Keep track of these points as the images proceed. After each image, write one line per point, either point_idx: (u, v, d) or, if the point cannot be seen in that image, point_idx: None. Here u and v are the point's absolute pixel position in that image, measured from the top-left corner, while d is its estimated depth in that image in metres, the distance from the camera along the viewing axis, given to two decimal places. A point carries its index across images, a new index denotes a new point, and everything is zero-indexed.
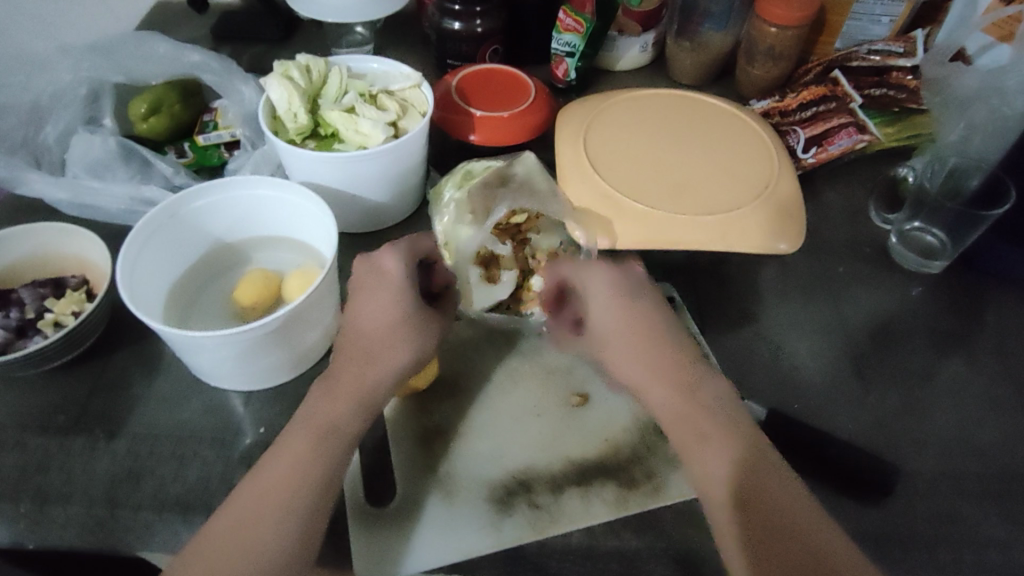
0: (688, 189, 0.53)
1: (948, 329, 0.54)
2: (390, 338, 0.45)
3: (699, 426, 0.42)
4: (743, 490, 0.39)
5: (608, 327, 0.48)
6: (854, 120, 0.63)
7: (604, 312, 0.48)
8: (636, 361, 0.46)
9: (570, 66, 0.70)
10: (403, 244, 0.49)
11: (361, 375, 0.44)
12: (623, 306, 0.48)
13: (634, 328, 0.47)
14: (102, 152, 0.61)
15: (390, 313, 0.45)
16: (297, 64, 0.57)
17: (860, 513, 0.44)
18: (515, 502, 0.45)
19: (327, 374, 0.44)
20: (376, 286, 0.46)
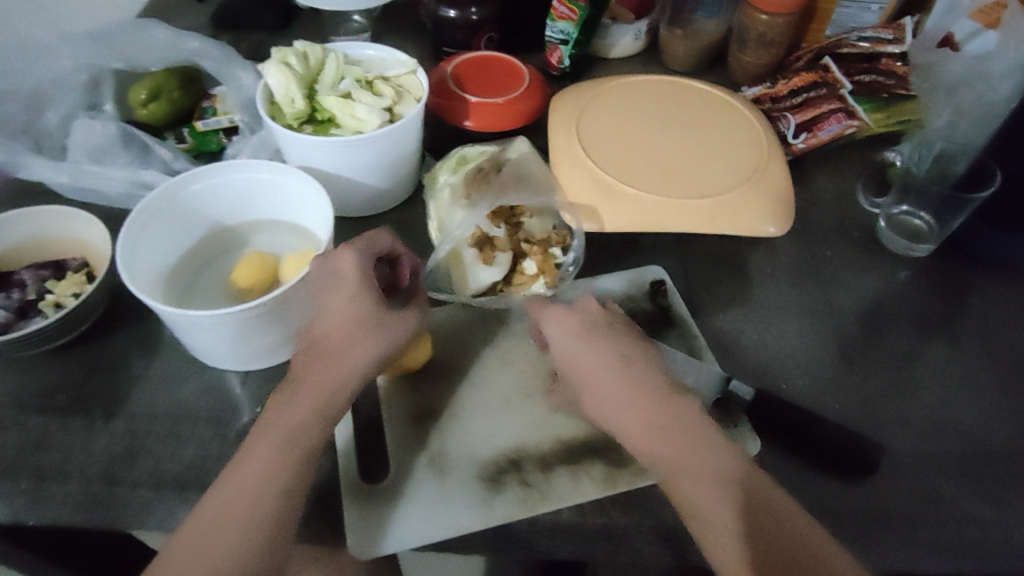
0: (680, 173, 0.54)
1: (934, 313, 0.55)
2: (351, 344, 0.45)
3: (676, 454, 0.41)
4: (720, 525, 0.38)
5: (584, 367, 0.46)
6: (844, 106, 0.63)
7: (581, 358, 0.46)
8: (611, 400, 0.44)
9: (564, 53, 0.71)
10: (360, 246, 0.47)
11: (326, 372, 0.44)
12: (598, 349, 0.46)
13: (605, 370, 0.45)
14: (103, 136, 0.62)
15: (353, 312, 0.45)
16: (294, 50, 0.58)
17: (843, 492, 0.45)
18: (506, 480, 0.46)
19: (308, 359, 0.45)
20: (334, 290, 0.45)
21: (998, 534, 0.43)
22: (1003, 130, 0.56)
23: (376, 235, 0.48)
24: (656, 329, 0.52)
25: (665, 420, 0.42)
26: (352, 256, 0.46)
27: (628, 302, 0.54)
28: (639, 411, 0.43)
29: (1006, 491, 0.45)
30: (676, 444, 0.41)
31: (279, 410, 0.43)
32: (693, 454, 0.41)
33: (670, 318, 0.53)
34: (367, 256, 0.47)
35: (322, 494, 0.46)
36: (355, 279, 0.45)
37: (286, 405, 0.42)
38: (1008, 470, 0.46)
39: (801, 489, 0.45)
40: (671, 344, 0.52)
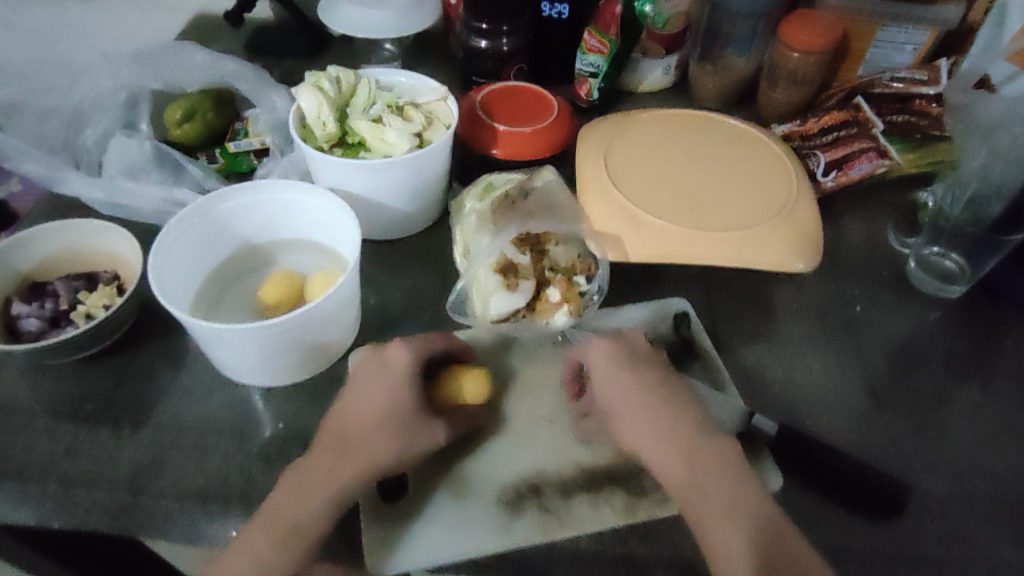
0: (708, 206, 0.54)
1: (965, 354, 0.54)
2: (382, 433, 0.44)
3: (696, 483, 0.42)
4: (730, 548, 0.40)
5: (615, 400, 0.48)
6: (875, 145, 0.63)
7: (611, 389, 0.48)
8: (643, 424, 0.46)
9: (593, 86, 0.72)
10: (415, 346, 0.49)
11: (362, 446, 0.44)
12: (628, 381, 0.48)
13: (646, 395, 0.47)
14: (138, 154, 0.63)
15: (395, 394, 0.46)
16: (327, 74, 0.59)
17: (873, 533, 0.43)
18: (526, 505, 0.45)
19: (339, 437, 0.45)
20: (378, 378, 0.47)
21: None
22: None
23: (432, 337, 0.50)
24: (678, 361, 0.52)
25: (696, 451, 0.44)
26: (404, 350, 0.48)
27: (652, 333, 0.53)
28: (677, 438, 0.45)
29: None
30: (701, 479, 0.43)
31: (313, 478, 0.43)
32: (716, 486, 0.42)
33: (695, 350, 0.53)
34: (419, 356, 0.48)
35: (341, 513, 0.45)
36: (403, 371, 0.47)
37: (330, 455, 0.44)
38: None
39: (830, 528, 0.43)
40: (695, 376, 0.51)
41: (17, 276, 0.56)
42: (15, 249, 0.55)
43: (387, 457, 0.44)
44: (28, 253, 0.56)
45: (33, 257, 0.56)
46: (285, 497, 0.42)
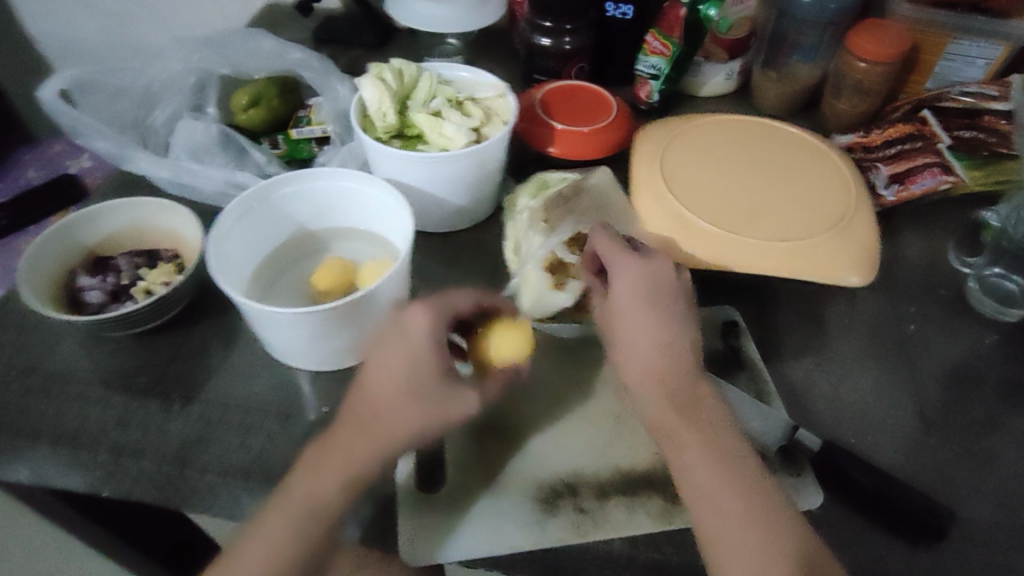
0: (762, 214, 0.53)
1: (1021, 381, 0.52)
2: (393, 407, 0.42)
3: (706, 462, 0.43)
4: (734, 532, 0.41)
5: (636, 335, 0.46)
6: (940, 161, 0.62)
7: (633, 318, 0.46)
8: (657, 402, 0.45)
9: (653, 88, 0.72)
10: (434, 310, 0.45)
11: (374, 399, 0.43)
12: (654, 327, 0.46)
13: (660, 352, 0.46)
14: (204, 137, 0.66)
15: (415, 364, 0.43)
16: (390, 66, 0.60)
17: (911, 557, 0.42)
18: (561, 505, 0.46)
19: (359, 409, 0.43)
20: (393, 343, 0.44)
21: None
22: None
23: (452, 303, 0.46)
24: (724, 370, 0.51)
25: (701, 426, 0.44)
26: (426, 315, 0.45)
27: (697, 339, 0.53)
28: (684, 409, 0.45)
29: None
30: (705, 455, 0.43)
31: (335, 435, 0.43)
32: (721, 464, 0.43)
33: (740, 360, 0.52)
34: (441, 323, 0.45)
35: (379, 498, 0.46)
36: (423, 336, 0.44)
37: (350, 435, 0.42)
38: None
39: (866, 550, 0.43)
40: (740, 386, 0.50)
41: (83, 249, 0.58)
42: (85, 224, 0.58)
43: (405, 434, 0.42)
44: (95, 228, 0.58)
45: (100, 232, 0.59)
46: (304, 478, 0.42)
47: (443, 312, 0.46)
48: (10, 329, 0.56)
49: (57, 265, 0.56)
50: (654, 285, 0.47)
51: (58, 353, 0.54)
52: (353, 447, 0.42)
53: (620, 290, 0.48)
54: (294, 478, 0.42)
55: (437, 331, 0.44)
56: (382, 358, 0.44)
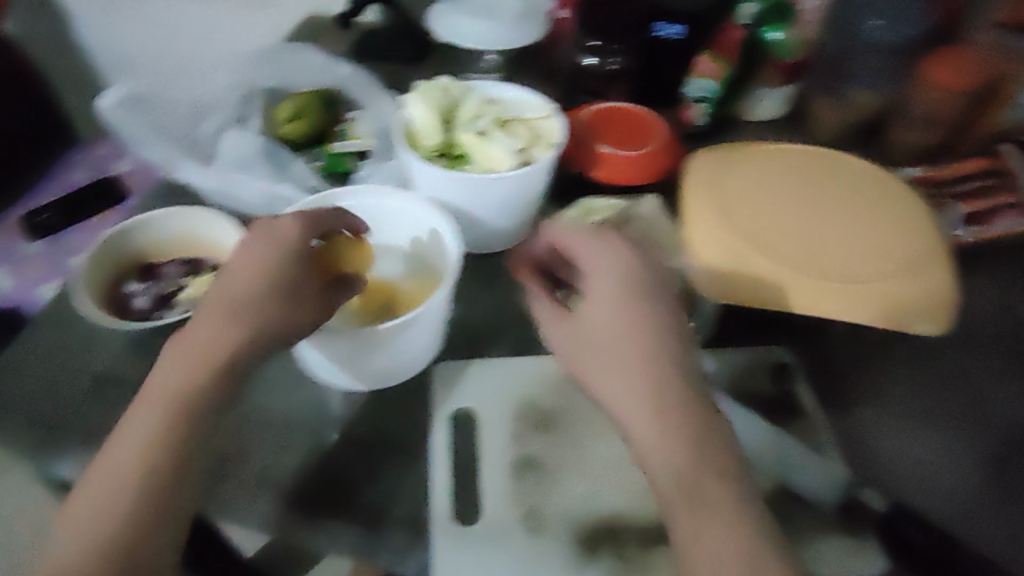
0: (825, 251, 0.51)
1: None
2: (262, 311, 0.42)
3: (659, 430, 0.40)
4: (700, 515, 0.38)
5: (611, 319, 0.45)
6: (1019, 202, 0.60)
7: (600, 305, 0.45)
8: (615, 381, 0.42)
9: (703, 111, 0.70)
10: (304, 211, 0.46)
11: (223, 297, 0.42)
12: (630, 317, 0.44)
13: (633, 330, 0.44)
14: (248, 147, 0.65)
15: (270, 261, 0.44)
16: (437, 84, 0.60)
17: None
18: (602, 550, 0.43)
19: (222, 308, 0.42)
20: (262, 240, 0.44)
21: None
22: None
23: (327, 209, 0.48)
24: (778, 419, 0.48)
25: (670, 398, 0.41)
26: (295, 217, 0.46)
27: (750, 382, 0.50)
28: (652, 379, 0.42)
29: None
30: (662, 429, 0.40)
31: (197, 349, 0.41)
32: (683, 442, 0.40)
33: (793, 404, 0.49)
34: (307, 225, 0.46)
35: (413, 530, 0.44)
36: (292, 236, 0.45)
37: (199, 338, 0.41)
38: None
39: None
40: (795, 435, 0.47)
41: (131, 255, 0.59)
42: (135, 230, 0.59)
43: (270, 329, 0.42)
44: (144, 235, 0.59)
45: (148, 238, 0.59)
46: (161, 374, 0.40)
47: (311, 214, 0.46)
48: (52, 332, 0.55)
49: (106, 268, 0.57)
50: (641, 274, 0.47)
51: (99, 359, 0.53)
52: (205, 348, 0.41)
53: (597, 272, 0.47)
54: (144, 402, 0.40)
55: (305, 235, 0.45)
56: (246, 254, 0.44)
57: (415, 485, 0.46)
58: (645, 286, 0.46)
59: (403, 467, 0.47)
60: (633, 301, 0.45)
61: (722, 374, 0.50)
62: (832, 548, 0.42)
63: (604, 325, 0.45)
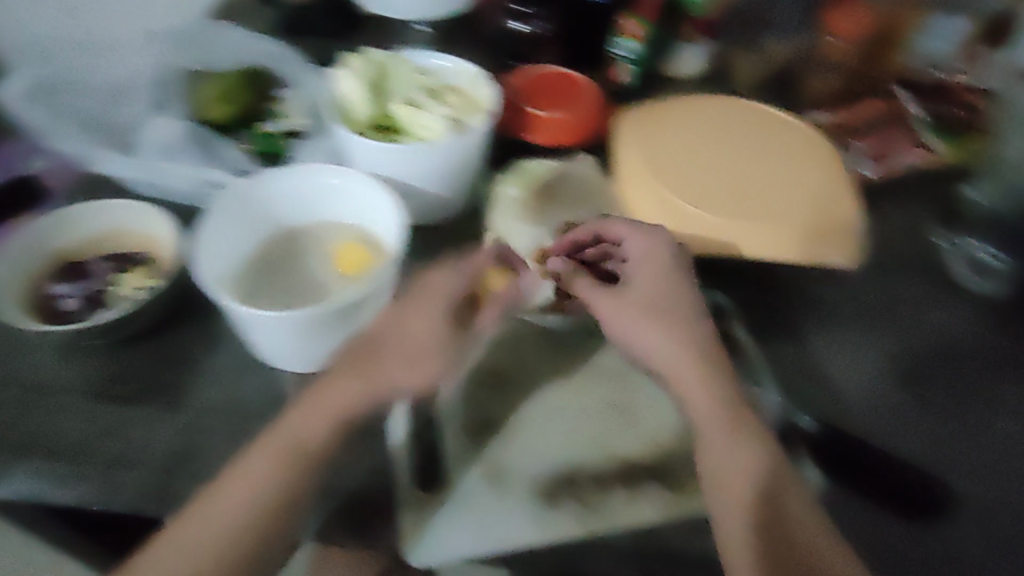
0: (749, 196, 0.54)
1: (1001, 353, 0.55)
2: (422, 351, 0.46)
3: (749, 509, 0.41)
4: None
5: (664, 347, 0.46)
6: (915, 137, 0.65)
7: (644, 335, 0.47)
8: (697, 385, 0.45)
9: (630, 71, 0.71)
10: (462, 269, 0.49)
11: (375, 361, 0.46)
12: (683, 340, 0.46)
13: (663, 330, 0.46)
14: (173, 134, 0.63)
15: (425, 329, 0.46)
16: (365, 58, 0.59)
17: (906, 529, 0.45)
18: (564, 498, 0.46)
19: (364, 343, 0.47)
20: (391, 327, 0.47)
21: None
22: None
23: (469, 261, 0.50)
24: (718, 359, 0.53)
25: (719, 447, 0.43)
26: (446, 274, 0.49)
27: None
28: (722, 437, 0.43)
29: None
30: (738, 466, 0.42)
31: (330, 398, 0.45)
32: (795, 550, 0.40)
33: (730, 345, 0.54)
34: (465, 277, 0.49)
35: (376, 500, 0.45)
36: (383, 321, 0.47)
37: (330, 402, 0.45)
38: None
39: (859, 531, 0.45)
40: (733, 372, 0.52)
41: (53, 254, 0.56)
42: (61, 227, 0.57)
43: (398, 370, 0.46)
44: (67, 233, 0.57)
45: (75, 238, 0.58)
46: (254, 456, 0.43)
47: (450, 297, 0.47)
48: None
49: (24, 269, 0.54)
50: (668, 298, 0.47)
51: (36, 366, 0.52)
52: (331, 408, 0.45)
53: (636, 259, 0.49)
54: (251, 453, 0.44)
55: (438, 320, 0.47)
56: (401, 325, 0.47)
57: None
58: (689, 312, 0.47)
59: None
60: (671, 331, 0.46)
61: None
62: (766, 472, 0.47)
63: (640, 331, 0.47)
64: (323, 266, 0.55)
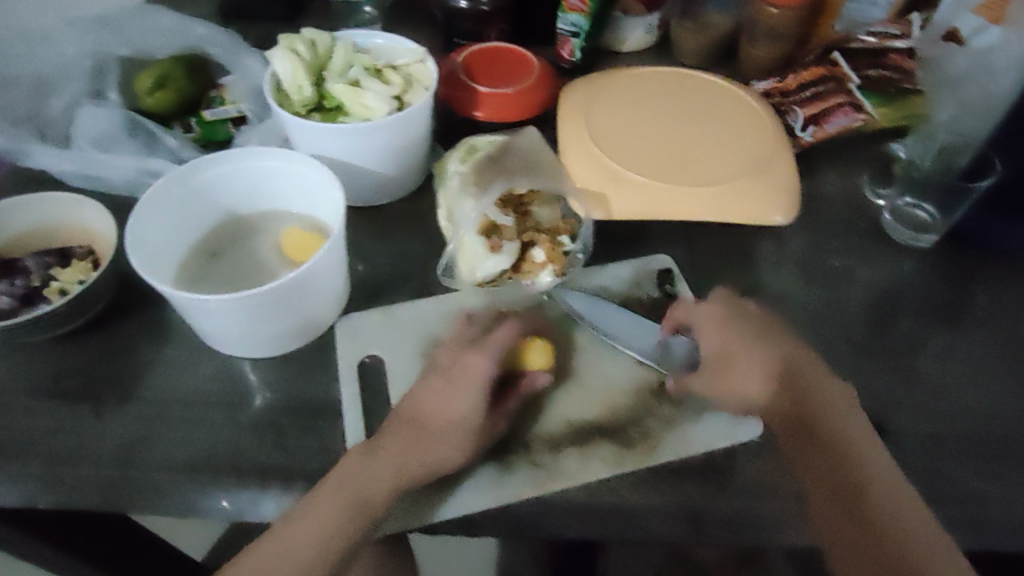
0: (688, 161, 0.56)
1: (941, 302, 0.57)
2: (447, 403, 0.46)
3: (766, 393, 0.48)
4: (885, 504, 0.43)
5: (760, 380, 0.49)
6: (850, 100, 0.66)
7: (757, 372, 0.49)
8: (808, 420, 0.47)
9: (576, 45, 0.70)
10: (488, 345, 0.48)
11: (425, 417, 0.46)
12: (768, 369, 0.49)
13: (747, 364, 0.50)
14: (107, 124, 0.61)
15: (462, 390, 0.46)
16: (302, 38, 0.58)
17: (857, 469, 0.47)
18: (516, 460, 0.47)
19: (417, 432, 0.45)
20: (454, 381, 0.47)
21: (998, 510, 0.46)
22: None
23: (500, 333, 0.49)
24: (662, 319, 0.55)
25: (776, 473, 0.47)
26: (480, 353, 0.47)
27: (634, 290, 0.57)
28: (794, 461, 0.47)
29: (1009, 470, 0.48)
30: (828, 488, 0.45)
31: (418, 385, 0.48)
32: (824, 433, 0.46)
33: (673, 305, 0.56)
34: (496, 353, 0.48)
35: None
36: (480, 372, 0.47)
37: (398, 450, 0.45)
38: (1010, 451, 0.49)
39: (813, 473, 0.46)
40: None
41: None
42: None
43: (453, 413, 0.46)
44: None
45: (5, 233, 0.56)
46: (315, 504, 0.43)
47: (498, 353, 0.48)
48: None
49: None
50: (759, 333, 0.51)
51: None
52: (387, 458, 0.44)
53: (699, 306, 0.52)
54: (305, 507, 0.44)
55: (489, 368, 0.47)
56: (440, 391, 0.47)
57: (330, 437, 0.48)
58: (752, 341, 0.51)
59: (320, 420, 0.49)
60: (771, 360, 0.50)
61: (615, 287, 0.57)
62: (709, 421, 0.50)
63: (721, 367, 0.50)
64: (272, 252, 0.55)
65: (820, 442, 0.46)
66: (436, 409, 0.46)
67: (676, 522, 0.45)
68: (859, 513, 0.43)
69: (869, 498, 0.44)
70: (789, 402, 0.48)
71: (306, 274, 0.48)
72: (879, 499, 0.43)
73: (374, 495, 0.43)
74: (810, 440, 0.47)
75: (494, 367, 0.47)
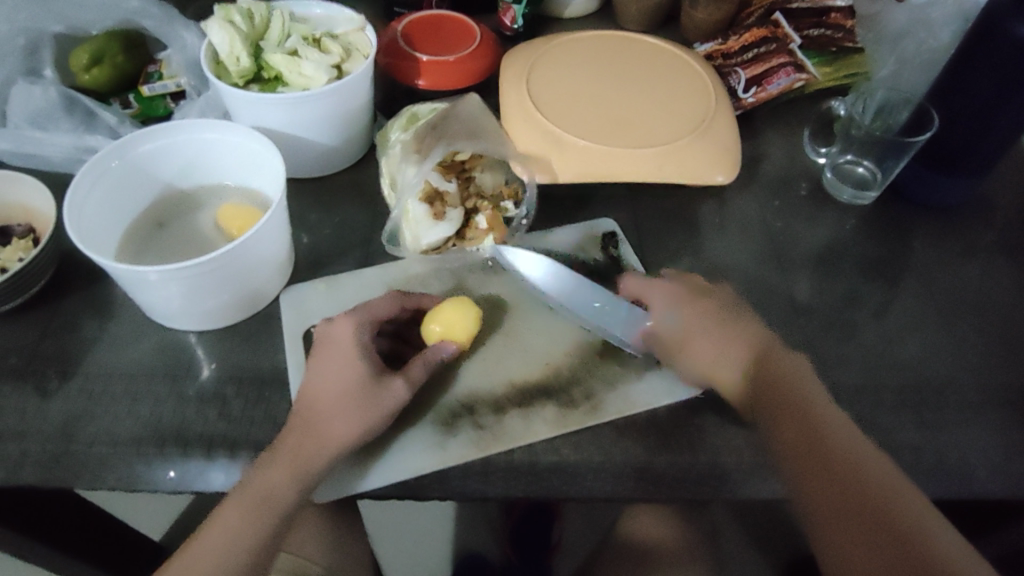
0: (630, 123, 0.56)
1: (878, 258, 0.58)
2: (345, 404, 0.44)
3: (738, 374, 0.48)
4: (849, 457, 0.41)
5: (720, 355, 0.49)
6: (793, 60, 0.65)
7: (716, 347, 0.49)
8: (773, 387, 0.46)
9: (517, 12, 0.69)
10: (360, 315, 0.48)
11: (317, 405, 0.44)
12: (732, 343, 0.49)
13: (713, 341, 0.49)
14: (44, 101, 0.60)
15: (346, 369, 0.45)
16: (237, 7, 0.57)
17: None
18: (460, 423, 0.48)
19: (314, 411, 0.44)
20: (330, 356, 0.46)
21: (929, 454, 0.47)
22: (967, 41, 0.53)
23: (375, 303, 0.49)
24: (607, 280, 0.56)
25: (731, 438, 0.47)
26: (349, 320, 0.47)
27: (579, 253, 0.58)
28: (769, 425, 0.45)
29: (938, 416, 0.49)
30: (794, 447, 0.43)
31: (335, 342, 0.47)
32: (790, 404, 0.45)
33: (618, 267, 0.57)
34: (368, 326, 0.48)
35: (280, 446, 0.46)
36: (349, 338, 0.46)
37: (323, 424, 0.44)
38: (939, 398, 0.50)
39: None
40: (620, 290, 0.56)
41: None
42: None
43: (345, 380, 0.45)
44: None
45: None
46: (259, 475, 0.42)
47: (370, 323, 0.48)
48: None
49: None
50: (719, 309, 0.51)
51: None
52: (319, 433, 0.43)
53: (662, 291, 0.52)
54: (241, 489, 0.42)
55: (361, 333, 0.47)
56: (319, 367, 0.46)
57: (274, 406, 0.49)
58: (715, 316, 0.50)
59: (265, 390, 0.49)
60: (734, 336, 0.49)
61: (558, 252, 0.58)
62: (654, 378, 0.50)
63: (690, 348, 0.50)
64: (213, 227, 0.55)
65: (787, 421, 0.44)
66: (374, 374, 0.45)
67: (615, 478, 0.46)
68: (829, 477, 0.41)
69: (832, 452, 0.42)
70: (764, 378, 0.47)
71: (246, 244, 0.47)
72: (847, 470, 0.41)
73: (317, 467, 0.43)
74: (775, 404, 0.45)
75: (362, 332, 0.47)
